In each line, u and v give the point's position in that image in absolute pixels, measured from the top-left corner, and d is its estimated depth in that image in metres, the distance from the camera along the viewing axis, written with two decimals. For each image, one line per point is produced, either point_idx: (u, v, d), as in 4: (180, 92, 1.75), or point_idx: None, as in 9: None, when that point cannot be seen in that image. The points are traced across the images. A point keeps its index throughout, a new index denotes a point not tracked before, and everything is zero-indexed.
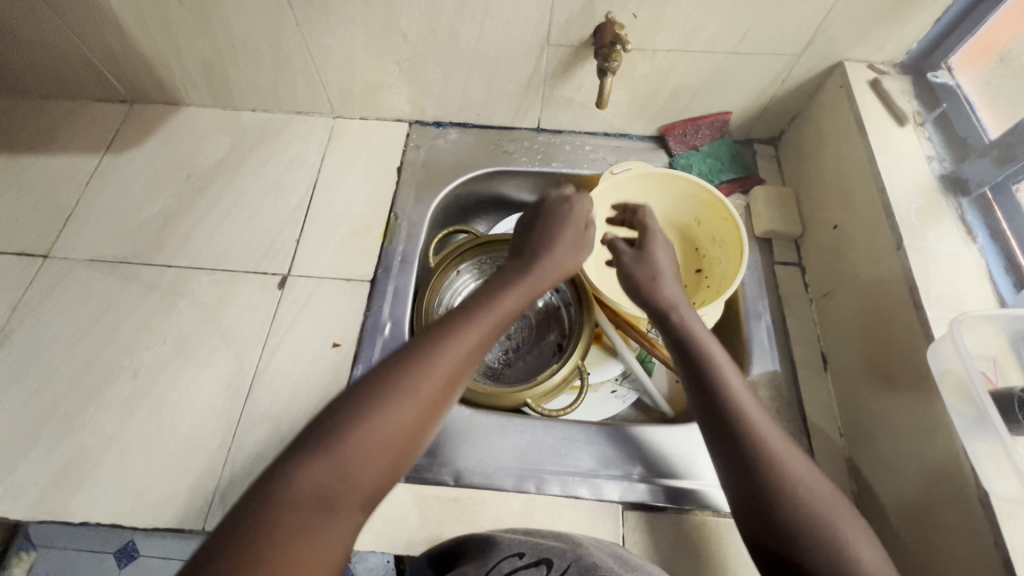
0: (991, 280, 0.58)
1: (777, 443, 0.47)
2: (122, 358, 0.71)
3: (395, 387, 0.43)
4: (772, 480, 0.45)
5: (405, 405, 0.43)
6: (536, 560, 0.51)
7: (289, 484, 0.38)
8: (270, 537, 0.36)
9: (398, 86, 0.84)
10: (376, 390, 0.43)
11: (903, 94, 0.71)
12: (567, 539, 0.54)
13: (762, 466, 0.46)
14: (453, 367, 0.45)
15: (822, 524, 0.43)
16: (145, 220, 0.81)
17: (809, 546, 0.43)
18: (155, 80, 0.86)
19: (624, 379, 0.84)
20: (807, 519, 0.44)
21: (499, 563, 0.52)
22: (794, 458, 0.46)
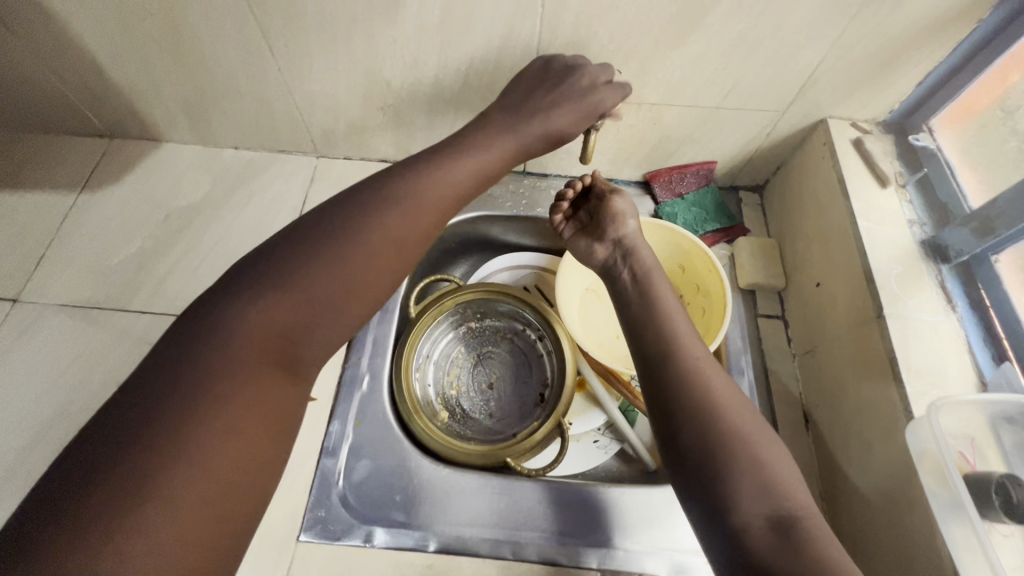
0: (970, 351, 0.58)
1: (716, 383, 0.51)
2: (92, 410, 0.69)
3: (315, 260, 0.51)
4: (706, 414, 0.49)
5: (331, 273, 0.51)
6: None
7: (220, 348, 0.46)
8: (198, 413, 0.43)
9: (382, 129, 0.83)
10: (297, 261, 0.50)
11: (885, 155, 0.72)
12: None
13: (698, 402, 0.50)
14: (383, 229, 0.53)
15: (747, 451, 0.47)
16: (119, 262, 0.79)
17: (738, 470, 0.46)
18: (134, 118, 0.85)
19: (606, 429, 0.82)
20: (738, 448, 0.47)
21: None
22: (727, 396, 0.50)
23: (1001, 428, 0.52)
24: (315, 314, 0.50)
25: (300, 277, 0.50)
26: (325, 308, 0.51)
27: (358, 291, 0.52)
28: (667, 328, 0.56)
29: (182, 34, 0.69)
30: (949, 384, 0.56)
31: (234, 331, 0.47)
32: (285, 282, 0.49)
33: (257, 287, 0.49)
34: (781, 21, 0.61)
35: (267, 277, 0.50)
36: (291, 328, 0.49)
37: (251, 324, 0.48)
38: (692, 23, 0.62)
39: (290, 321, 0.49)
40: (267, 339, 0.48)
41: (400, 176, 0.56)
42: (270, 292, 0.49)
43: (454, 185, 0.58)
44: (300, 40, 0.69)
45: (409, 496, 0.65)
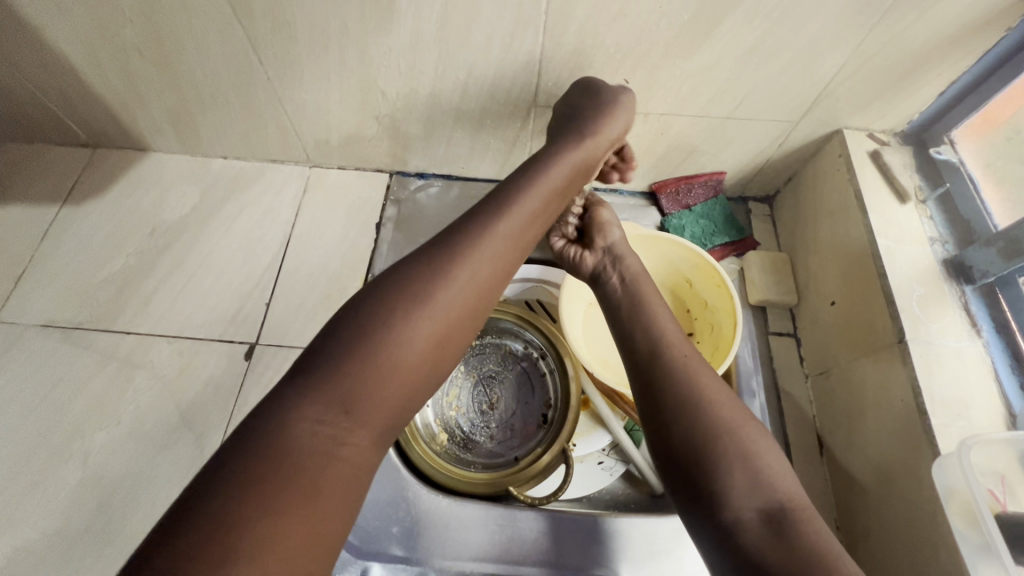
0: (997, 379, 0.56)
1: (702, 377, 0.49)
2: (73, 438, 0.66)
3: (428, 302, 0.44)
4: (691, 408, 0.47)
5: (416, 333, 0.43)
6: None
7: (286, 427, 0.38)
8: (251, 509, 0.34)
9: (377, 139, 0.79)
10: (378, 322, 0.42)
11: (903, 168, 0.69)
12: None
13: (683, 397, 0.47)
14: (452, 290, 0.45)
15: (734, 444, 0.44)
16: (104, 279, 0.76)
17: (724, 465, 0.43)
18: (118, 127, 0.81)
19: (612, 449, 0.78)
20: (723, 441, 0.44)
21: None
22: (713, 388, 0.48)
23: None
24: (399, 377, 0.42)
25: (397, 330, 0.42)
26: (410, 371, 0.43)
27: (436, 343, 0.44)
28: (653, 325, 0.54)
29: (164, 42, 0.65)
30: (975, 415, 0.54)
31: (289, 427, 0.38)
32: (359, 357, 0.41)
33: (336, 359, 0.41)
34: (797, 29, 0.58)
35: (353, 352, 0.41)
36: (358, 400, 0.41)
37: (320, 407, 0.39)
38: (703, 31, 0.59)
39: (361, 393, 0.41)
40: (329, 429, 0.39)
41: (487, 217, 0.48)
42: (361, 362, 0.41)
43: (524, 225, 0.50)
44: (289, 49, 0.65)
45: (408, 528, 0.63)
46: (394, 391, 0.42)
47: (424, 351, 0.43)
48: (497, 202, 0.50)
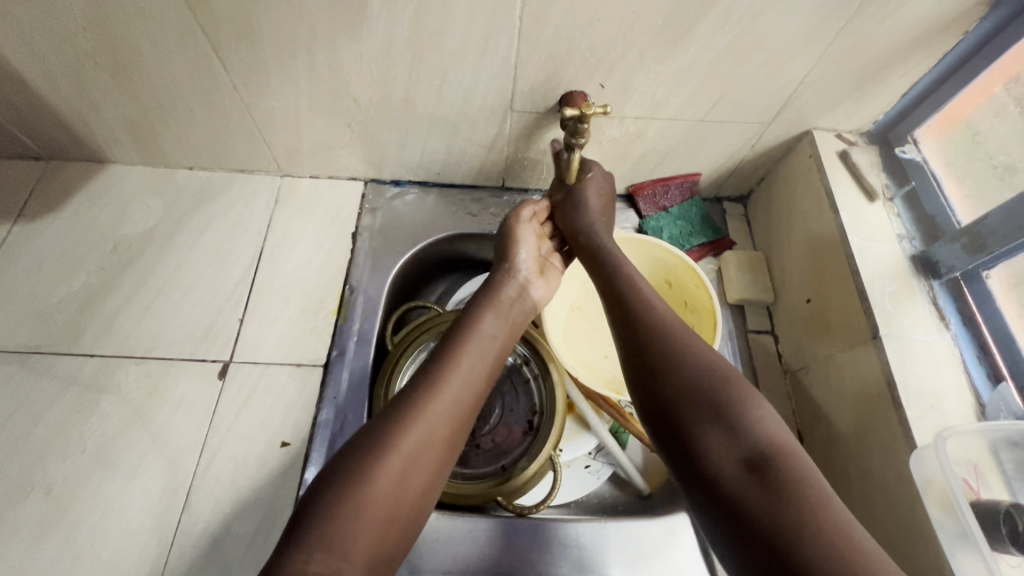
0: (966, 371, 0.58)
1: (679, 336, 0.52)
2: (32, 470, 0.62)
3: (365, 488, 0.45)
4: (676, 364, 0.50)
5: (406, 454, 0.48)
6: None
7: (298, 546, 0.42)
8: None
9: (349, 147, 0.77)
10: (394, 425, 0.49)
11: (871, 168, 0.71)
12: None
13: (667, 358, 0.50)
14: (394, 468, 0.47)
15: (713, 395, 0.47)
16: (62, 300, 0.72)
17: (705, 418, 0.46)
18: (74, 139, 0.77)
19: (598, 453, 0.78)
20: (696, 394, 0.47)
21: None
22: (692, 352, 0.51)
23: (1001, 449, 0.52)
24: (386, 510, 0.46)
25: (383, 462, 0.47)
26: (398, 492, 0.47)
27: (438, 442, 0.50)
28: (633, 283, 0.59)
29: (120, 49, 0.62)
30: (947, 406, 0.55)
31: (289, 569, 0.41)
32: (352, 487, 0.45)
33: (344, 471, 0.46)
34: (768, 33, 0.58)
35: (358, 464, 0.46)
36: (346, 532, 0.43)
37: (310, 547, 0.42)
38: (677, 35, 0.59)
39: (356, 518, 0.44)
40: (319, 568, 0.41)
41: (472, 310, 0.62)
42: (360, 480, 0.45)
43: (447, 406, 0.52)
44: (255, 56, 0.63)
45: None
46: (386, 502, 0.46)
47: (429, 447, 0.50)
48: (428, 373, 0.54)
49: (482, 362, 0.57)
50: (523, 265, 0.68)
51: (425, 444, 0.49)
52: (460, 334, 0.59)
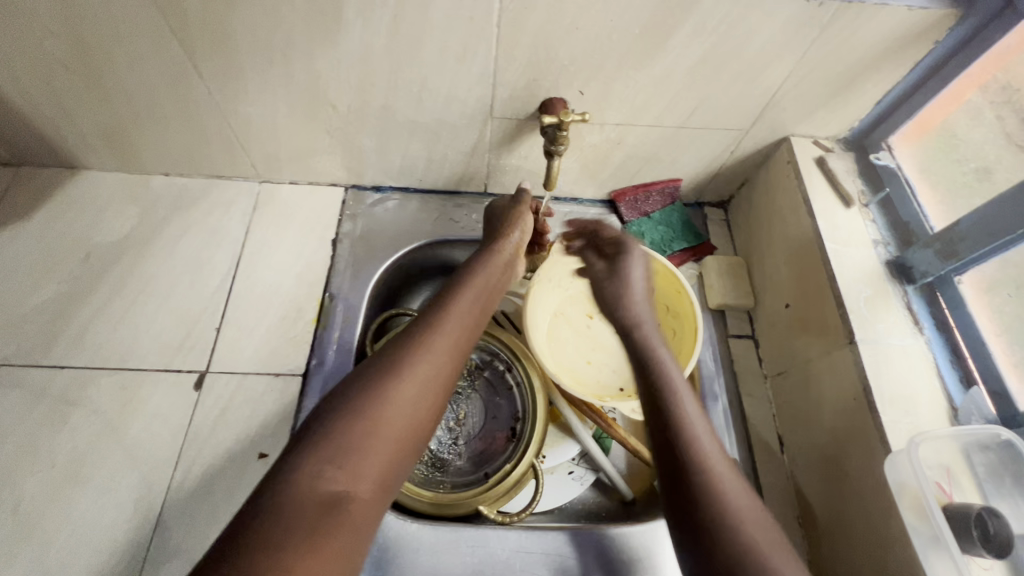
0: (939, 375, 0.59)
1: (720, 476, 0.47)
2: (1, 486, 0.60)
3: (370, 418, 0.47)
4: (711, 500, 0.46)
5: (411, 392, 0.49)
6: None
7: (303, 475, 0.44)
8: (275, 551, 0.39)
9: (329, 153, 0.76)
10: (395, 358, 0.51)
11: (847, 174, 0.72)
12: None
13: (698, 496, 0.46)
14: (399, 402, 0.49)
15: (740, 544, 0.43)
16: (33, 310, 0.70)
17: (740, 564, 0.42)
18: (46, 145, 0.75)
19: (581, 458, 0.78)
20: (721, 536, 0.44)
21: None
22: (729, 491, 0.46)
23: (973, 453, 0.53)
24: (394, 438, 0.48)
25: (386, 393, 0.48)
26: (406, 422, 0.49)
27: (442, 374, 0.52)
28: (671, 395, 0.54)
29: (91, 55, 0.61)
30: (921, 411, 0.56)
31: (300, 484, 0.43)
32: (358, 413, 0.47)
33: (349, 397, 0.48)
34: (744, 41, 0.59)
35: (363, 391, 0.48)
36: (355, 455, 0.45)
37: (322, 464, 0.44)
38: (654, 43, 0.59)
39: (365, 443, 0.46)
40: (331, 484, 0.44)
41: (473, 257, 0.62)
42: (366, 407, 0.47)
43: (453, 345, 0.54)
44: (230, 62, 0.62)
45: (377, 556, 0.61)
46: (393, 430, 0.48)
47: (434, 385, 0.51)
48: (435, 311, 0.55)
49: (480, 303, 0.58)
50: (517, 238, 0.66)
51: (429, 380, 0.51)
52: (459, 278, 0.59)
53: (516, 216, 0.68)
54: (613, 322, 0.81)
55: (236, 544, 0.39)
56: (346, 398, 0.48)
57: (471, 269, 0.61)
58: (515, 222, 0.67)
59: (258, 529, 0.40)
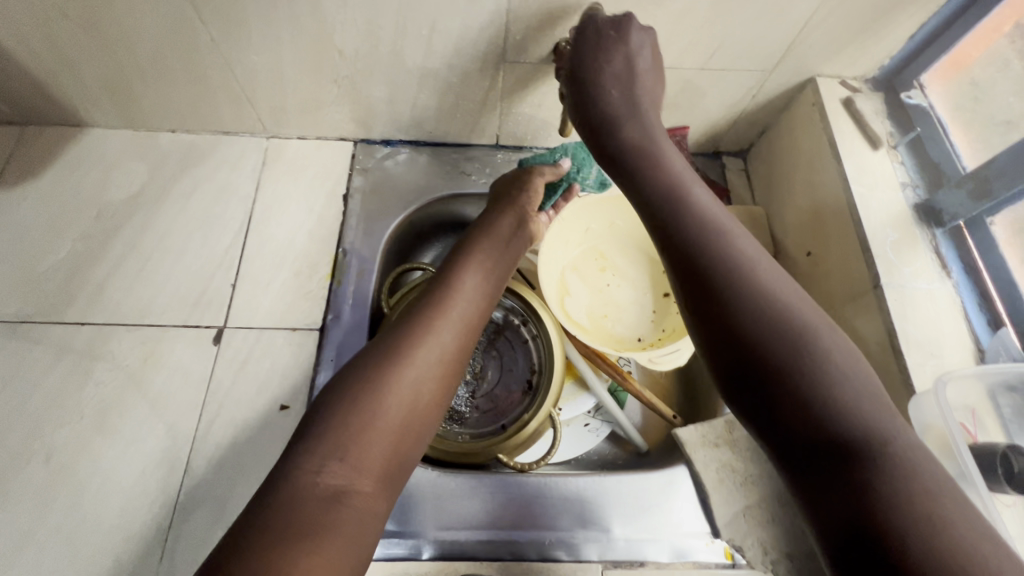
0: (966, 318, 0.58)
1: (772, 288, 0.43)
2: (32, 438, 0.62)
3: (372, 410, 0.48)
4: (760, 334, 0.41)
5: (413, 384, 0.50)
6: None
7: (302, 461, 0.45)
8: (284, 536, 0.40)
9: (337, 104, 0.74)
10: (399, 349, 0.51)
11: (875, 115, 0.69)
12: None
13: (765, 325, 0.41)
14: (400, 391, 0.49)
15: (816, 382, 0.39)
16: (50, 268, 0.71)
17: (799, 411, 0.38)
18: (49, 102, 0.74)
19: (597, 411, 0.78)
20: (806, 356, 0.40)
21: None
22: (788, 311, 0.41)
23: (999, 394, 0.52)
24: (395, 427, 0.48)
25: (387, 386, 0.49)
26: (406, 416, 0.49)
27: (447, 361, 0.53)
28: (694, 216, 0.47)
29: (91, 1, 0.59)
30: (946, 353, 0.55)
31: (302, 482, 0.44)
32: (358, 407, 0.48)
33: (351, 390, 0.49)
34: None
35: (367, 381, 0.49)
36: (356, 447, 0.46)
37: (322, 459, 0.45)
38: None
39: (364, 433, 0.47)
40: (331, 479, 0.44)
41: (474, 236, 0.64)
42: (368, 401, 0.48)
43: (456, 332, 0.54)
44: (232, 6, 0.59)
45: (399, 504, 0.62)
46: (394, 418, 0.48)
47: (433, 372, 0.52)
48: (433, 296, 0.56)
49: (486, 284, 0.59)
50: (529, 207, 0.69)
51: (429, 364, 0.52)
52: (461, 258, 0.61)
53: (519, 180, 0.70)
54: (627, 278, 0.80)
55: (253, 525, 0.41)
56: (349, 389, 0.49)
57: (475, 252, 0.62)
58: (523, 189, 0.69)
59: (263, 524, 0.41)
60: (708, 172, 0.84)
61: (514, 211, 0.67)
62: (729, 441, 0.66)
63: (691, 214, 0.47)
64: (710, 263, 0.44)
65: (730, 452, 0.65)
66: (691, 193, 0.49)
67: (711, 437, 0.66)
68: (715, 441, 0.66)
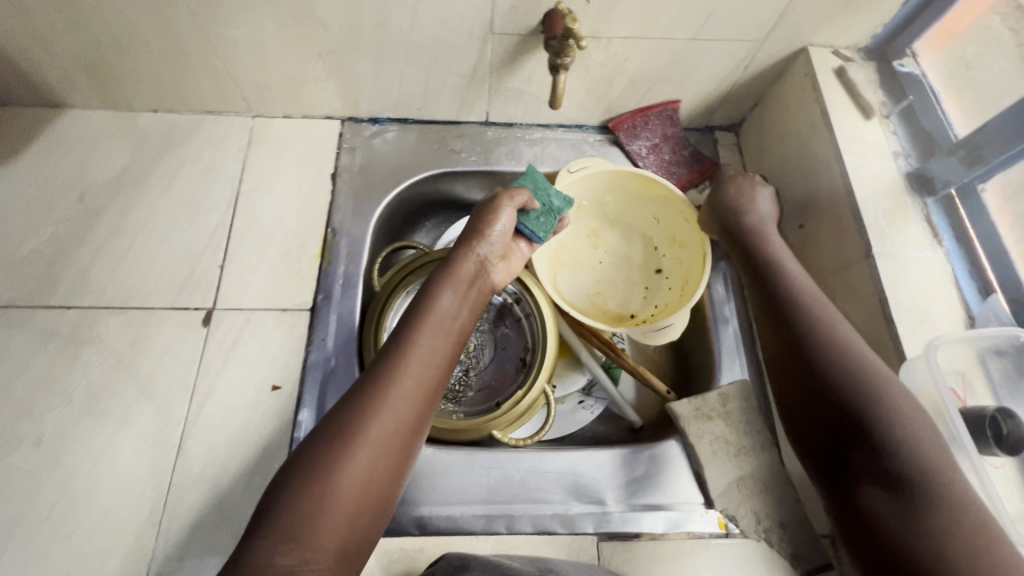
0: (957, 285, 0.58)
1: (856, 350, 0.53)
2: (20, 422, 0.61)
3: (327, 486, 0.45)
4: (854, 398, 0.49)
5: (368, 456, 0.47)
6: None
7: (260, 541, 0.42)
8: None
9: (322, 81, 0.73)
10: (354, 419, 0.48)
11: (868, 84, 0.68)
12: (532, 561, 0.56)
13: (852, 375, 0.51)
14: (357, 466, 0.47)
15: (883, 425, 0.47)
16: (33, 252, 0.69)
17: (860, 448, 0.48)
18: (25, 81, 0.72)
19: (591, 389, 0.78)
20: (868, 416, 0.48)
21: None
22: (875, 368, 0.51)
23: (989, 359, 0.52)
24: (353, 502, 0.46)
25: (344, 462, 0.46)
26: (363, 490, 0.47)
27: (405, 428, 0.50)
28: (789, 289, 0.59)
29: None
30: (937, 321, 0.55)
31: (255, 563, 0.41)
32: (313, 483, 0.45)
33: (306, 467, 0.46)
34: None
35: (321, 457, 0.46)
36: (310, 526, 0.43)
37: (276, 540, 0.42)
38: None
39: (322, 510, 0.44)
40: (287, 561, 0.41)
41: (434, 283, 0.60)
42: (323, 476, 0.45)
43: (415, 397, 0.52)
44: None
45: None
46: (353, 492, 0.46)
47: (393, 439, 0.49)
48: (390, 357, 0.53)
49: (445, 344, 0.56)
50: (493, 243, 0.63)
51: (388, 435, 0.49)
52: (420, 312, 0.57)
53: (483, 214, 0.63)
54: (618, 255, 0.80)
55: None
56: (304, 465, 0.46)
57: (435, 301, 0.58)
58: (489, 224, 0.63)
59: None
60: (700, 147, 0.83)
61: (475, 255, 0.62)
62: (722, 414, 0.66)
63: (786, 284, 0.60)
64: (802, 325, 0.56)
65: (725, 425, 0.65)
66: (787, 264, 0.62)
67: (705, 410, 0.66)
68: (708, 414, 0.66)
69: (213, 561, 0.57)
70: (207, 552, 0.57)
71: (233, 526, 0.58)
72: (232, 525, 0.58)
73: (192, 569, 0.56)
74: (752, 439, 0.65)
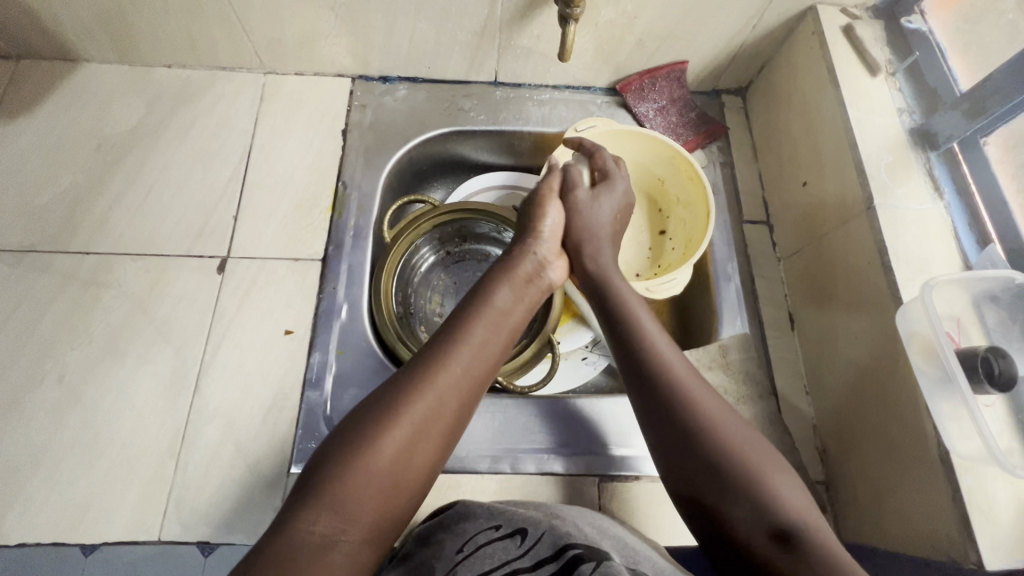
0: (956, 237, 0.59)
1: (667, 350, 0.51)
2: (42, 359, 0.63)
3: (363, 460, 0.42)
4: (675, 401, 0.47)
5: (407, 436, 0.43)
6: (513, 528, 0.48)
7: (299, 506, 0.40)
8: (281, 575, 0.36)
9: (335, 36, 0.74)
10: (394, 395, 0.45)
11: (875, 42, 0.68)
12: (540, 508, 0.52)
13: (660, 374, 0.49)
14: (393, 445, 0.43)
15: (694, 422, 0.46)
16: (52, 201, 0.71)
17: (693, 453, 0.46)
18: (43, 33, 0.73)
19: (594, 346, 0.80)
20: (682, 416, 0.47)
21: (475, 535, 0.49)
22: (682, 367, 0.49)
23: (983, 304, 0.54)
24: (389, 480, 0.42)
25: (380, 439, 0.43)
26: (399, 468, 0.43)
27: (447, 410, 0.46)
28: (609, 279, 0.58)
29: None
30: (934, 269, 0.57)
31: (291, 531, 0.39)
32: (352, 455, 0.42)
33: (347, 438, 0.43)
34: None
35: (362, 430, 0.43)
36: (350, 499, 0.40)
37: (313, 509, 0.40)
38: None
39: (358, 481, 0.41)
40: (324, 529, 0.39)
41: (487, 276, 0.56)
42: (359, 452, 0.42)
43: (457, 375, 0.48)
44: None
45: None
46: (390, 470, 0.42)
47: (435, 420, 0.45)
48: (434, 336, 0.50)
49: (496, 327, 0.52)
50: (547, 237, 0.60)
51: (428, 415, 0.45)
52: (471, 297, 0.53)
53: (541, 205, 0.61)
54: None
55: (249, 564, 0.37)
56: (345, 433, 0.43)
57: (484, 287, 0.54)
58: (538, 217, 0.60)
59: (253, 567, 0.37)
60: (707, 110, 0.84)
61: (532, 251, 0.58)
62: (723, 364, 0.68)
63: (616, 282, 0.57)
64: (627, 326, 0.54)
65: (724, 375, 0.67)
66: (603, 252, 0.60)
67: (706, 360, 0.68)
68: (710, 364, 0.68)
69: (228, 492, 0.59)
70: (223, 483, 0.59)
71: (248, 461, 0.60)
72: (248, 459, 0.60)
73: (209, 498, 0.59)
74: (751, 389, 0.67)
